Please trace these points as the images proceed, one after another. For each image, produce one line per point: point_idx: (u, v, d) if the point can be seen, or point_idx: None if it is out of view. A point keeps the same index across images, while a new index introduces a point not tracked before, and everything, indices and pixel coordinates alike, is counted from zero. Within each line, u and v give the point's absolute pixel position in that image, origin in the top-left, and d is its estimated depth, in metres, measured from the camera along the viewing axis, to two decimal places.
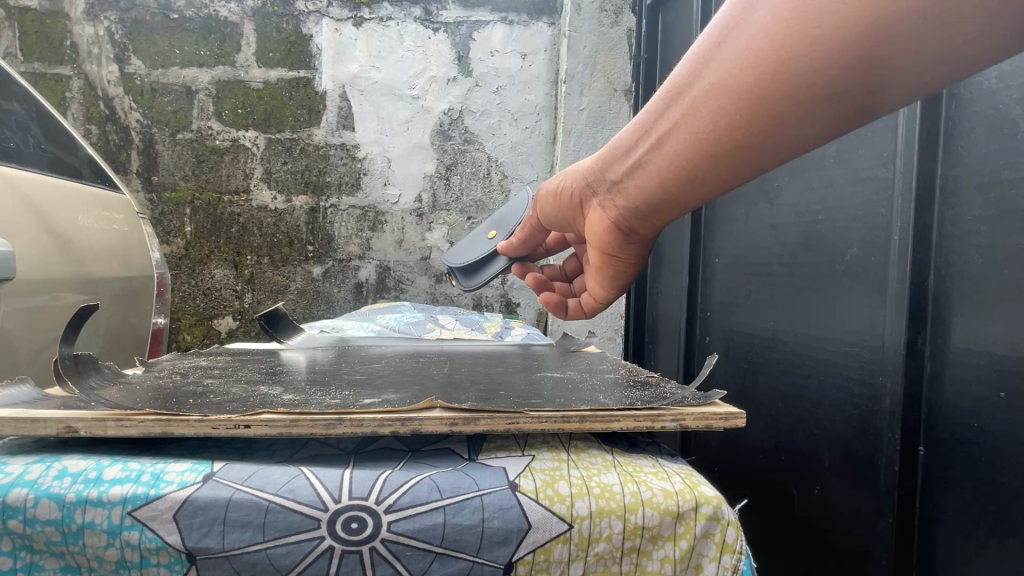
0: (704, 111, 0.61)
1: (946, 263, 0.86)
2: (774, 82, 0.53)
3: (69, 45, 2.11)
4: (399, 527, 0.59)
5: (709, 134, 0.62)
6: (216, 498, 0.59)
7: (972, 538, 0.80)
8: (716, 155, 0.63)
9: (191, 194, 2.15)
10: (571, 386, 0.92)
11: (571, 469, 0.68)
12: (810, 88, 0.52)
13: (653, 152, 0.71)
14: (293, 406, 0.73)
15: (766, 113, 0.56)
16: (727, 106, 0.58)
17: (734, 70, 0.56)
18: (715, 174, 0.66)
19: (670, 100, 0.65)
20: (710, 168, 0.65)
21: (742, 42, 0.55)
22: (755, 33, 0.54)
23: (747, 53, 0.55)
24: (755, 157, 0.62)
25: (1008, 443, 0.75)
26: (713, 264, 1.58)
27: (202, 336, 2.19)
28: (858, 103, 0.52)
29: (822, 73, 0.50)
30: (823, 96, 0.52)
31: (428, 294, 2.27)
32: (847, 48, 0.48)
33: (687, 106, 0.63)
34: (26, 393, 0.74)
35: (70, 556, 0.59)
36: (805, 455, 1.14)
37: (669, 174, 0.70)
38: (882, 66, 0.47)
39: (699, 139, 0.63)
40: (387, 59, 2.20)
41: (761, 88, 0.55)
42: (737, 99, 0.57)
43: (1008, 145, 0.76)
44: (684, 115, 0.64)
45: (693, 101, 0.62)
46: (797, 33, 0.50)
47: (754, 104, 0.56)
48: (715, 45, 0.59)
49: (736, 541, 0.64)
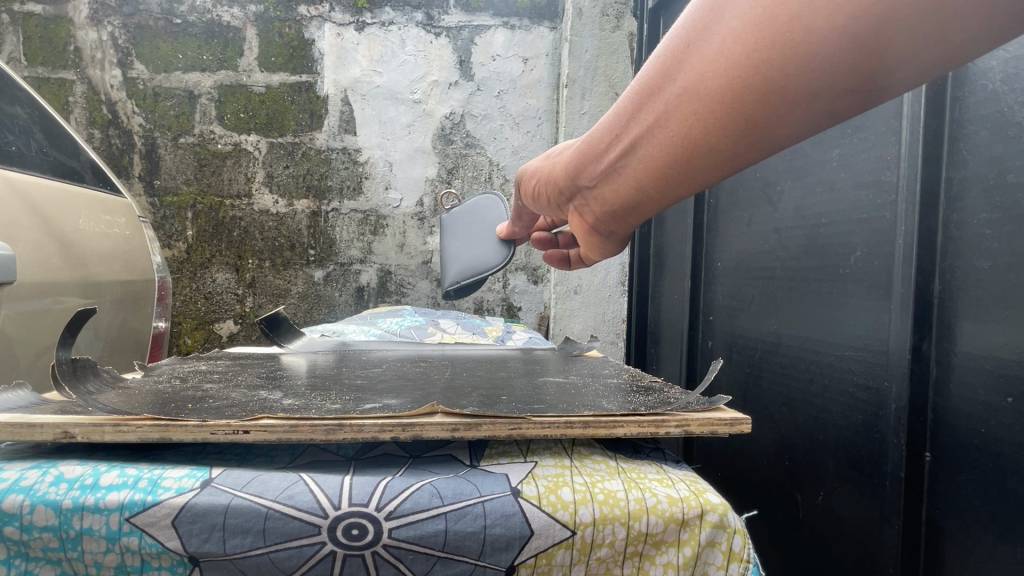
0: (674, 123, 0.51)
1: (951, 267, 0.85)
2: (752, 90, 0.44)
3: (72, 50, 2.12)
4: (401, 533, 0.58)
5: (684, 150, 0.52)
6: (214, 504, 0.58)
7: (980, 545, 0.79)
8: (689, 170, 0.54)
9: (192, 198, 2.15)
10: (573, 391, 0.91)
11: (574, 475, 0.67)
12: (799, 92, 0.42)
13: (621, 165, 0.62)
14: (293, 411, 0.72)
15: (744, 124, 0.46)
16: (698, 118, 0.48)
17: (704, 77, 0.46)
18: (692, 186, 0.57)
19: (635, 110, 0.55)
20: (685, 182, 0.56)
21: (715, 41, 0.45)
22: (729, 33, 0.43)
23: (720, 56, 0.44)
24: (740, 165, 0.52)
25: (1016, 450, 0.74)
26: (716, 267, 1.57)
27: (203, 341, 2.18)
28: (852, 105, 0.43)
29: (809, 80, 0.41)
30: (809, 103, 0.43)
31: (428, 298, 2.26)
32: (840, 50, 0.38)
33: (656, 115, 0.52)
34: (24, 398, 0.74)
35: (67, 562, 0.58)
36: (809, 461, 1.13)
37: (641, 188, 0.61)
38: (878, 70, 0.39)
39: (673, 154, 0.53)
40: (389, 64, 2.20)
41: (737, 98, 0.45)
42: (712, 110, 0.47)
43: (1013, 148, 0.76)
44: (650, 127, 0.54)
45: (663, 110, 0.51)
46: (781, 33, 0.40)
47: (733, 114, 0.46)
48: (682, 46, 0.48)
49: (743, 549, 0.63)
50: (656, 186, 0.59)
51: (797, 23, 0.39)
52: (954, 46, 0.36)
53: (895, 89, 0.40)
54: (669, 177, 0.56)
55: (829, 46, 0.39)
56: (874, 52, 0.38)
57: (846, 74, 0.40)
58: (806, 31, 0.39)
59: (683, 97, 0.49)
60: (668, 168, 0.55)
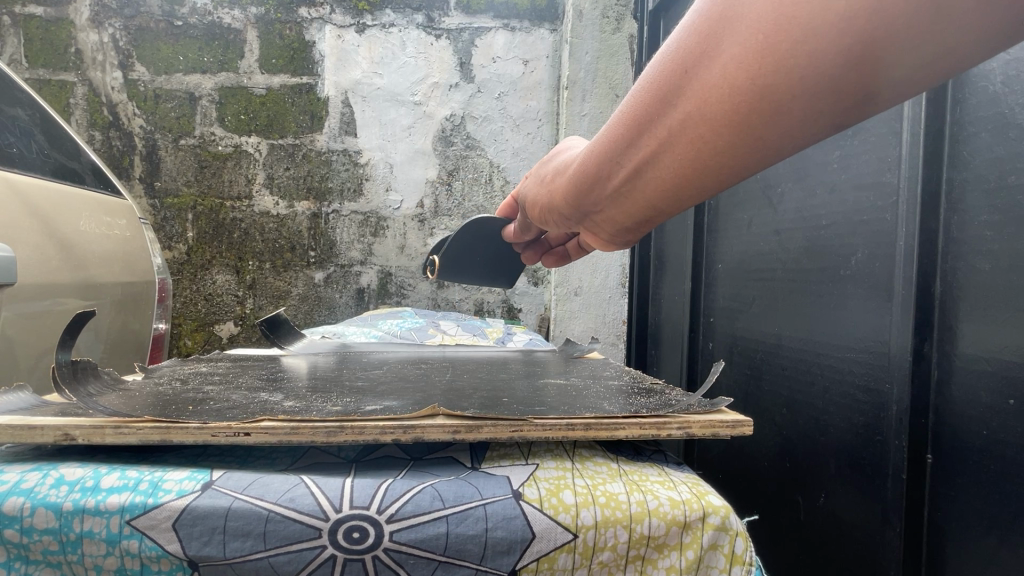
0: (676, 146, 0.50)
1: (953, 269, 0.85)
2: (757, 112, 0.43)
3: (73, 52, 2.12)
4: (402, 537, 0.58)
5: (688, 169, 0.51)
6: (215, 507, 0.58)
7: (982, 548, 0.79)
8: (695, 187, 0.53)
9: (193, 199, 2.15)
10: (574, 393, 0.91)
11: (575, 478, 0.67)
12: (802, 105, 0.42)
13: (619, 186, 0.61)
14: (294, 413, 0.72)
15: (751, 142, 0.46)
16: (702, 141, 0.48)
17: (705, 100, 0.45)
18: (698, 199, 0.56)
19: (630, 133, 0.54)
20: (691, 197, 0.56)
21: (714, 66, 0.44)
22: (726, 59, 0.43)
23: (718, 82, 0.44)
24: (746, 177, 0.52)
25: (1018, 452, 0.74)
26: (716, 269, 1.57)
27: (203, 342, 2.18)
28: (860, 114, 0.42)
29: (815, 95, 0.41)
30: (814, 117, 0.43)
31: (429, 300, 2.26)
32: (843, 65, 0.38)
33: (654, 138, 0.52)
34: (25, 400, 0.74)
35: (67, 566, 0.58)
36: (810, 463, 1.13)
37: (645, 205, 0.60)
38: (884, 80, 0.38)
39: (677, 174, 0.53)
40: (390, 66, 2.21)
41: (742, 120, 0.44)
42: (718, 133, 0.46)
43: (1014, 150, 0.76)
44: (649, 150, 0.53)
45: (662, 133, 0.51)
46: (780, 56, 0.40)
47: (740, 133, 0.46)
48: (675, 72, 0.47)
49: (745, 552, 0.63)
50: (660, 203, 0.58)
51: (794, 43, 0.39)
52: (956, 53, 0.35)
53: (897, 95, 0.39)
54: (673, 194, 0.56)
55: (836, 64, 0.38)
56: (877, 69, 0.37)
57: (848, 85, 0.39)
58: (810, 54, 0.39)
59: (682, 121, 0.48)
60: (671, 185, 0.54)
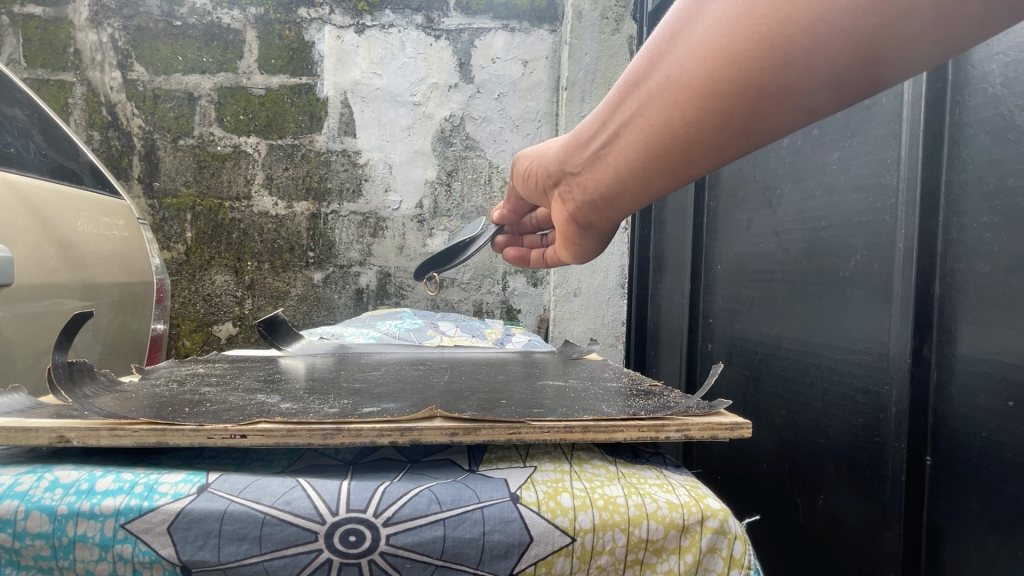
0: (660, 109, 0.51)
1: (952, 271, 0.85)
2: (740, 80, 0.44)
3: (72, 52, 2.11)
4: (399, 540, 0.58)
5: (669, 135, 0.52)
6: (211, 510, 0.57)
7: (981, 550, 0.79)
8: (675, 158, 0.54)
9: (192, 200, 2.15)
10: (573, 395, 0.91)
11: (573, 481, 0.66)
12: (787, 77, 0.42)
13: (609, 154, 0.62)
14: (291, 415, 0.72)
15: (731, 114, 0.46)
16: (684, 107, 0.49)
17: (693, 63, 0.46)
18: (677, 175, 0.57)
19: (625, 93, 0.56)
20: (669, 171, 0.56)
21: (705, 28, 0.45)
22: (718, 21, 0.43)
23: (707, 44, 0.45)
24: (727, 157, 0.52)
25: (1017, 454, 0.74)
26: (715, 270, 1.57)
27: (202, 342, 2.18)
28: (850, 96, 0.42)
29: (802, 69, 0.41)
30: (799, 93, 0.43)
31: (428, 300, 2.25)
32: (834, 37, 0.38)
33: (646, 107, 0.52)
34: (21, 402, 0.74)
35: (58, 572, 0.57)
36: (809, 464, 1.13)
37: (626, 176, 0.61)
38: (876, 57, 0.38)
39: (658, 138, 0.53)
40: (389, 66, 2.20)
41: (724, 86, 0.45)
42: (700, 97, 0.47)
43: (1014, 151, 0.76)
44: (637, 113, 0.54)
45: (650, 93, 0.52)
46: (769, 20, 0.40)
47: (722, 101, 0.46)
48: (671, 33, 0.48)
49: (744, 555, 0.63)
50: (640, 173, 0.59)
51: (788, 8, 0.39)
52: (950, 33, 0.35)
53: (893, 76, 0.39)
54: (653, 163, 0.56)
55: (827, 35, 0.38)
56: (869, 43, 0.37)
57: (834, 61, 0.39)
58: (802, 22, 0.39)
59: (669, 80, 0.49)
60: (658, 158, 0.55)
